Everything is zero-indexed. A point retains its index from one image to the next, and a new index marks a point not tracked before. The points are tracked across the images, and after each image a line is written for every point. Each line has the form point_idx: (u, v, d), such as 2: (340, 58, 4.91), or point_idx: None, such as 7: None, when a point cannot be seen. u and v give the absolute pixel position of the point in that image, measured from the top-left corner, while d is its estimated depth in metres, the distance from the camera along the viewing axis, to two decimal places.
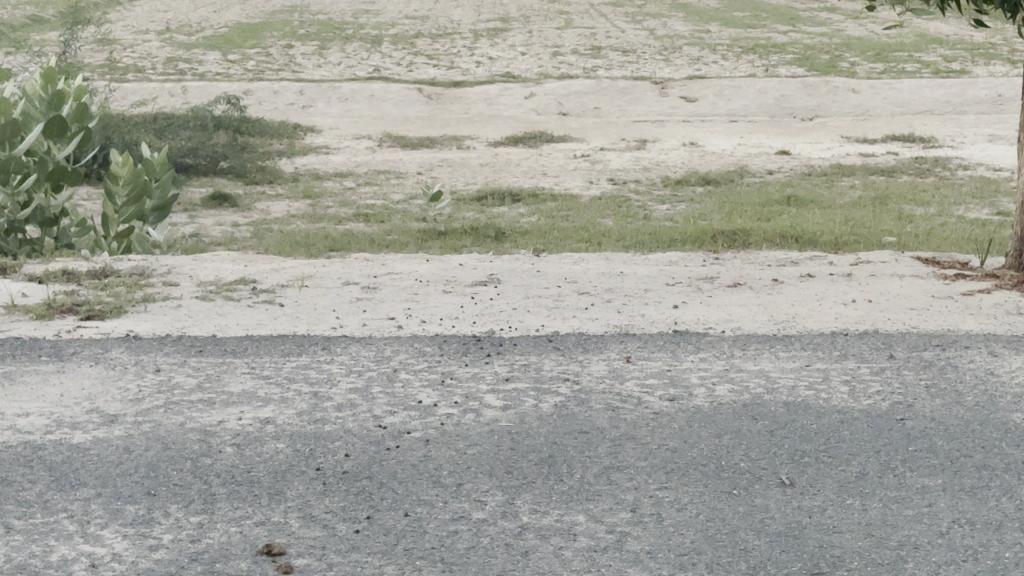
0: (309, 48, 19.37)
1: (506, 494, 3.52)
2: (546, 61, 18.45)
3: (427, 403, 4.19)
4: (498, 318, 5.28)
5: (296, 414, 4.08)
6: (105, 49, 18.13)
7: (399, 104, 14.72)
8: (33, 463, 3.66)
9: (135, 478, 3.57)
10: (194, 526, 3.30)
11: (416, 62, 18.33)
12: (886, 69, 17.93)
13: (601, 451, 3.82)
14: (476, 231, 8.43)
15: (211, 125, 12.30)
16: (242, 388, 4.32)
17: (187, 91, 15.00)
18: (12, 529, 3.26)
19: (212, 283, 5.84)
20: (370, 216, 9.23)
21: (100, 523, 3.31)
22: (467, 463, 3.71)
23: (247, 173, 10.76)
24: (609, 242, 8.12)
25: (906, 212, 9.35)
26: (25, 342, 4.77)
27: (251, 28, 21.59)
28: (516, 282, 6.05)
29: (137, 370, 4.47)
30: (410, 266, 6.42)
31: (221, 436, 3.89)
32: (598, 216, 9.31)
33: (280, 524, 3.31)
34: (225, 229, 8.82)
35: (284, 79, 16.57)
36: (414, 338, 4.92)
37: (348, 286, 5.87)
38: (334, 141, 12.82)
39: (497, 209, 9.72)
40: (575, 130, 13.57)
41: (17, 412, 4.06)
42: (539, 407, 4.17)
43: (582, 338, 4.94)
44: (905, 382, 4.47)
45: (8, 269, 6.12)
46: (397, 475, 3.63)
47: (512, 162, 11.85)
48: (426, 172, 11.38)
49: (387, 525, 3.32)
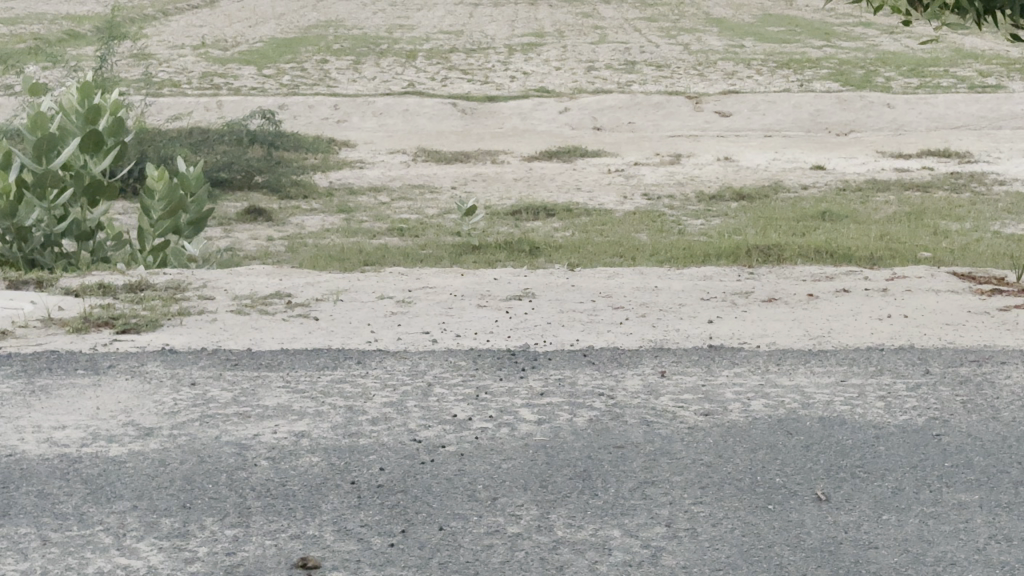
0: (344, 63, 19.42)
1: (541, 508, 3.52)
2: (580, 76, 18.47)
3: (461, 417, 4.19)
4: (532, 332, 5.28)
5: (331, 427, 4.08)
6: (141, 65, 18.22)
7: (434, 118, 14.75)
8: (68, 476, 3.67)
9: (170, 491, 3.58)
10: (229, 539, 3.30)
11: (451, 76, 18.36)
12: (922, 83, 17.87)
13: (636, 464, 3.82)
14: (510, 244, 8.44)
15: (246, 138, 12.34)
16: (277, 401, 4.33)
17: (222, 105, 15.06)
18: (49, 541, 3.27)
19: (247, 297, 5.86)
20: (405, 231, 9.24)
21: (136, 536, 3.32)
22: (502, 477, 3.71)
23: (282, 187, 10.79)
24: (644, 257, 8.12)
25: (942, 227, 9.33)
26: (61, 355, 4.79)
27: (286, 43, 21.67)
28: (551, 296, 6.05)
29: (172, 384, 4.48)
30: (445, 280, 6.42)
31: (256, 449, 3.90)
32: (633, 231, 9.30)
33: (316, 538, 3.31)
34: (259, 243, 8.84)
35: (319, 93, 16.61)
36: (449, 352, 4.92)
37: (382, 301, 5.88)
38: (368, 155, 12.85)
39: (532, 224, 9.73)
40: (609, 144, 13.57)
41: (53, 425, 4.08)
42: (573, 422, 4.17)
43: (617, 352, 4.94)
44: (941, 398, 4.45)
45: (45, 282, 6.14)
46: (431, 488, 3.63)
47: (546, 176, 11.85)
48: (461, 187, 11.40)
49: (422, 539, 3.32)
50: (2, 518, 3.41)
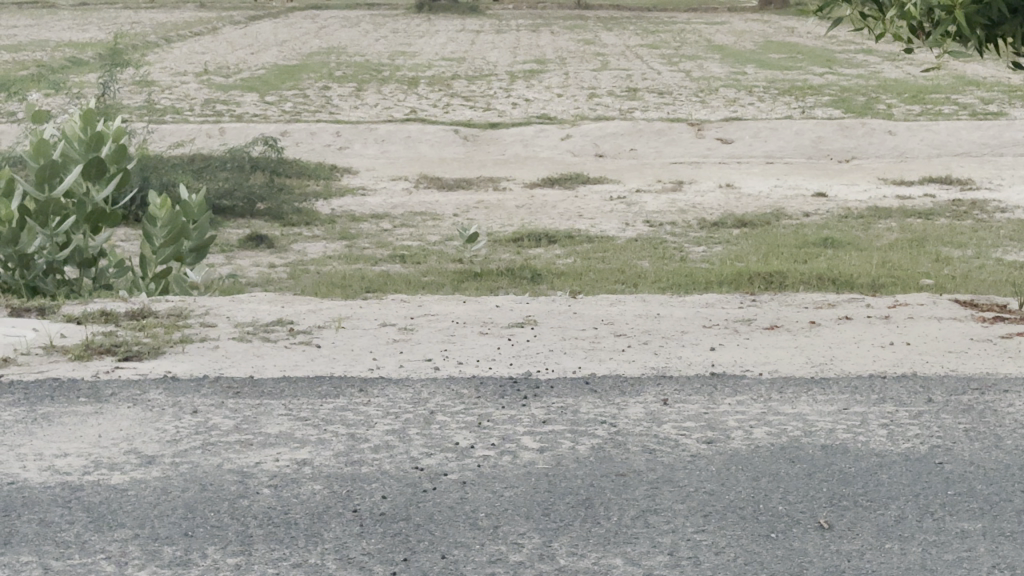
0: (346, 89, 19.45)
1: (543, 536, 3.51)
2: (582, 102, 18.49)
3: (463, 445, 4.19)
4: (535, 360, 5.28)
5: (332, 455, 4.08)
6: (143, 92, 18.26)
7: (436, 145, 14.75)
8: (70, 504, 3.67)
9: (172, 520, 3.57)
10: (232, 567, 3.30)
11: (453, 103, 18.37)
12: (923, 111, 17.87)
13: (639, 492, 3.81)
14: (512, 272, 8.43)
15: (249, 166, 12.36)
16: (279, 429, 4.32)
17: (224, 132, 15.07)
18: (50, 570, 3.27)
19: (249, 324, 5.86)
20: (407, 258, 9.24)
21: (138, 564, 3.31)
22: (503, 505, 3.70)
23: (284, 215, 10.80)
24: (646, 284, 8.11)
25: (944, 254, 9.32)
26: (63, 382, 4.79)
27: (288, 70, 21.72)
28: (553, 323, 6.05)
29: (174, 412, 4.48)
30: (447, 307, 6.42)
31: (258, 477, 3.89)
32: (635, 258, 9.29)
33: (317, 566, 3.30)
34: (261, 270, 8.84)
35: (321, 120, 16.63)
36: (451, 380, 4.91)
37: (384, 328, 5.88)
38: (370, 182, 12.86)
39: (533, 251, 9.73)
40: (611, 171, 13.58)
41: (54, 453, 4.07)
42: (576, 449, 4.16)
43: (619, 380, 4.93)
44: (943, 426, 4.44)
45: (46, 310, 6.14)
46: (434, 516, 3.63)
47: (548, 203, 11.85)
48: (463, 213, 11.40)
49: (424, 567, 3.31)
50: (3, 546, 3.40)
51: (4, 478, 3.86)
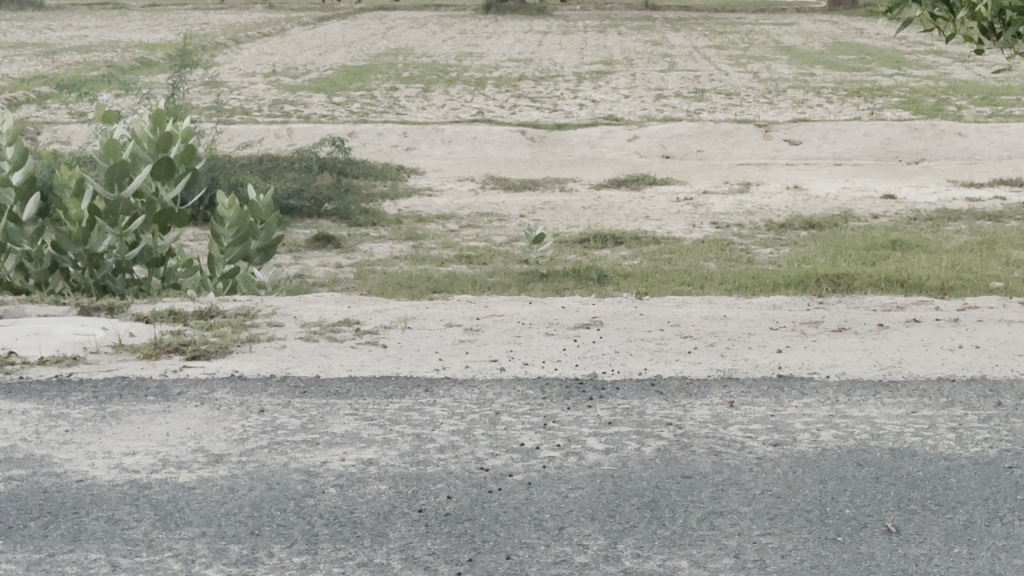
0: (413, 90, 19.50)
1: (608, 538, 3.50)
2: (649, 103, 18.46)
3: (528, 446, 4.19)
4: (600, 361, 5.27)
5: (398, 455, 4.08)
6: (212, 93, 18.36)
7: (502, 146, 14.76)
8: (138, 502, 3.69)
9: (238, 518, 3.59)
10: (297, 566, 3.31)
11: (519, 104, 18.39)
12: (994, 112, 17.73)
13: (705, 495, 3.80)
14: (579, 272, 8.43)
15: (316, 166, 12.41)
16: (345, 428, 4.33)
17: (292, 133, 15.13)
18: (118, 567, 3.29)
19: (316, 324, 5.88)
20: (473, 258, 9.25)
21: (204, 563, 3.33)
22: (569, 507, 3.70)
23: (351, 215, 10.83)
24: (712, 286, 8.09)
25: (1014, 257, 9.24)
26: (131, 381, 4.82)
27: (356, 70, 21.80)
28: (619, 325, 6.04)
29: (241, 411, 4.50)
30: (512, 308, 6.42)
31: (324, 476, 3.91)
32: (702, 260, 9.26)
33: (383, 566, 3.31)
34: (328, 271, 8.87)
35: (389, 121, 16.68)
36: (517, 381, 4.91)
37: (450, 328, 5.89)
38: (437, 183, 12.88)
39: (600, 252, 9.72)
40: (678, 173, 13.55)
41: (123, 451, 4.10)
42: (641, 451, 4.15)
43: (685, 382, 4.91)
44: (1012, 430, 4.40)
45: (115, 309, 6.18)
46: (499, 517, 3.63)
47: (614, 205, 11.83)
48: (529, 214, 11.40)
49: (489, 567, 3.31)
50: (72, 543, 3.43)
51: (71, 475, 3.89)
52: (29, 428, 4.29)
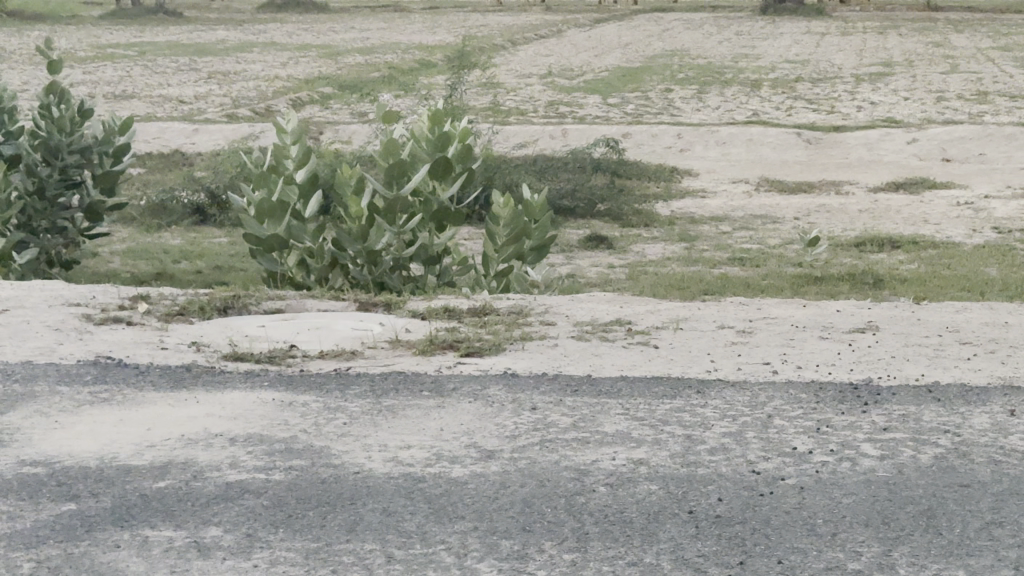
0: (689, 92, 19.45)
1: (882, 545, 3.44)
2: (931, 106, 18.07)
3: (803, 450, 4.13)
4: (876, 366, 5.18)
5: (670, 455, 4.07)
6: (490, 94, 18.59)
7: (779, 148, 14.61)
8: (413, 494, 3.76)
9: (511, 513, 3.62)
10: (569, 562, 3.33)
11: (796, 106, 18.19)
12: None
13: (983, 505, 3.70)
14: (854, 277, 8.29)
15: (591, 167, 12.46)
16: (617, 428, 4.34)
17: (567, 133, 15.23)
18: (395, 557, 3.35)
19: (588, 324, 5.90)
20: (746, 261, 9.19)
21: (477, 556, 3.37)
22: (843, 512, 3.64)
23: (625, 216, 10.85)
24: (993, 292, 7.88)
25: None
26: (407, 377, 4.91)
27: (632, 72, 21.86)
28: (896, 329, 5.92)
29: (514, 408, 4.53)
30: (787, 311, 6.34)
31: (596, 475, 3.92)
32: (983, 265, 9.03)
33: (654, 566, 3.31)
34: (600, 271, 8.90)
35: (665, 122, 16.66)
36: (792, 384, 4.86)
37: (723, 331, 5.85)
38: (712, 184, 12.82)
39: (876, 256, 9.55)
40: (960, 176, 13.22)
41: (399, 444, 4.17)
42: (918, 458, 4.07)
43: (965, 390, 4.79)
44: None
45: (391, 306, 6.30)
46: (772, 520, 3.59)
47: (892, 208, 11.61)
48: (804, 217, 11.26)
49: (760, 571, 3.28)
50: (350, 532, 3.50)
51: (350, 467, 3.97)
52: (310, 419, 4.40)
